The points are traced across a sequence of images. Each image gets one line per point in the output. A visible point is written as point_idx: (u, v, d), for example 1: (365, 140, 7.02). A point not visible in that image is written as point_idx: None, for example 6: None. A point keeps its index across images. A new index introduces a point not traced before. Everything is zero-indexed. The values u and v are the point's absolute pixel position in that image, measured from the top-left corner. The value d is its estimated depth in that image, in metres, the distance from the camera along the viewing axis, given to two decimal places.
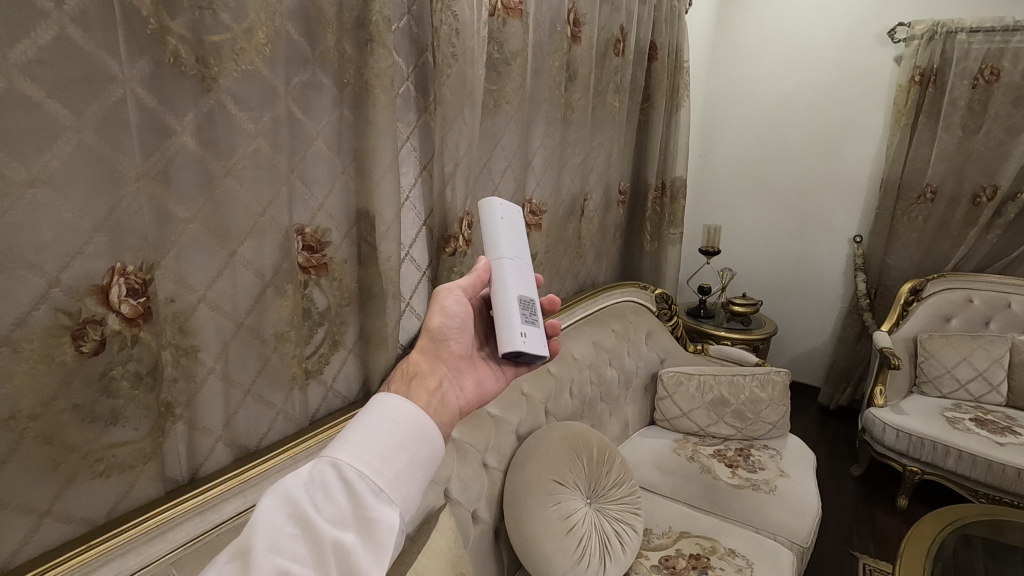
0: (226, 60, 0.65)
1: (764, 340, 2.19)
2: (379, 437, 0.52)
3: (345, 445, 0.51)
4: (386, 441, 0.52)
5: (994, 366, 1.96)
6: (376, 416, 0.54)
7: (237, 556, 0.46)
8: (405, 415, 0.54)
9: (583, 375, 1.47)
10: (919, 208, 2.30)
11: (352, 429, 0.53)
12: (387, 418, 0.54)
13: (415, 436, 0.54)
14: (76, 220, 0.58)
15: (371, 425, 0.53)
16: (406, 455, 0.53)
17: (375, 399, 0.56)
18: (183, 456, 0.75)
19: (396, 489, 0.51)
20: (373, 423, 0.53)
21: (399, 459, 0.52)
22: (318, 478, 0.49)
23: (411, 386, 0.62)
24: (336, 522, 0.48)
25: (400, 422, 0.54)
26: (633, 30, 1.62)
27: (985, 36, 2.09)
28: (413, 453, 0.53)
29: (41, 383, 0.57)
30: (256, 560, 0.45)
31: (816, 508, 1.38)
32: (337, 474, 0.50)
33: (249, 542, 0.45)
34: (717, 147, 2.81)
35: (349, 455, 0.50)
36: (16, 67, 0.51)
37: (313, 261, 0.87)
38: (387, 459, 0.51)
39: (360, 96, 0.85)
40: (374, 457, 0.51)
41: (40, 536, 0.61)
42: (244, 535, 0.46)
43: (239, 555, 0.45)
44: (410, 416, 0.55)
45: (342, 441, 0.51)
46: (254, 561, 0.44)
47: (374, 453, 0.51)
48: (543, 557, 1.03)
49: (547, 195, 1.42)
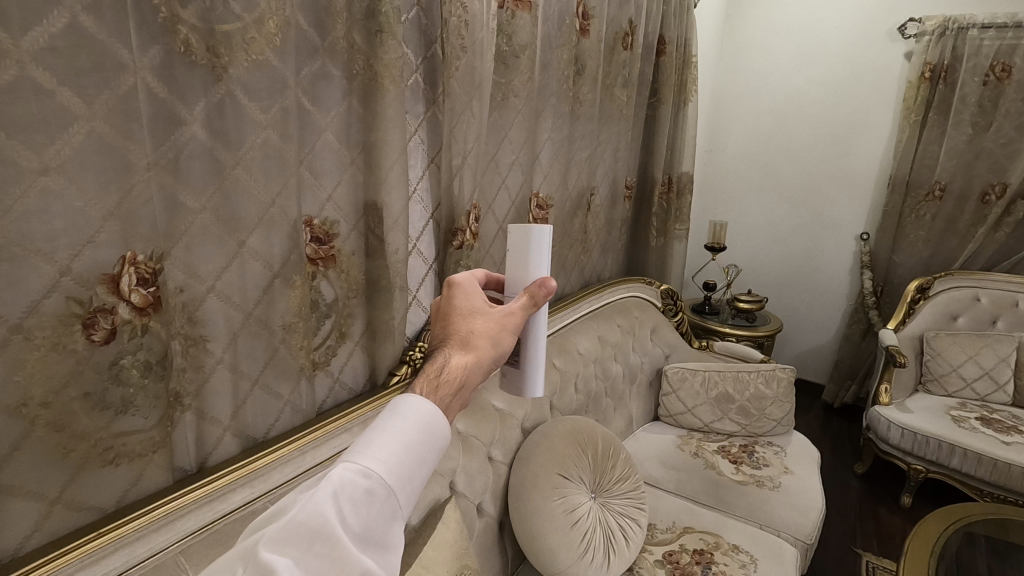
0: (236, 49, 0.64)
1: (769, 337, 2.18)
2: (408, 448, 0.52)
3: (375, 454, 0.50)
4: (413, 453, 0.53)
5: (1001, 365, 1.95)
6: (403, 425, 0.53)
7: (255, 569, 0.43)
8: (433, 429, 0.55)
9: (588, 370, 1.47)
10: (928, 205, 2.28)
11: (379, 436, 0.52)
12: (415, 430, 0.54)
13: (434, 451, 0.55)
14: (86, 208, 0.57)
15: (398, 433, 0.53)
16: (424, 469, 0.54)
17: (403, 403, 0.55)
18: (191, 446, 0.75)
19: (411, 503, 0.52)
20: (402, 432, 0.53)
21: (418, 474, 0.53)
22: (348, 488, 0.48)
23: (453, 399, 0.62)
24: (359, 537, 0.48)
25: (428, 434, 0.55)
26: (641, 23, 1.61)
27: (997, 33, 2.06)
28: (429, 466, 0.55)
29: (52, 370, 0.57)
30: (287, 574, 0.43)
31: (820, 505, 1.37)
32: (367, 485, 0.49)
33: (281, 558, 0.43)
34: (724, 143, 2.79)
35: (380, 467, 0.50)
36: (28, 54, 0.51)
37: (322, 252, 0.87)
38: (410, 474, 0.52)
39: (369, 86, 0.84)
40: (399, 472, 0.51)
41: (51, 522, 0.61)
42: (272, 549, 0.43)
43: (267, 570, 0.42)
44: (435, 430, 0.56)
45: (368, 448, 0.51)
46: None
47: (400, 465, 0.51)
48: (548, 551, 1.04)
49: (553, 188, 1.41)
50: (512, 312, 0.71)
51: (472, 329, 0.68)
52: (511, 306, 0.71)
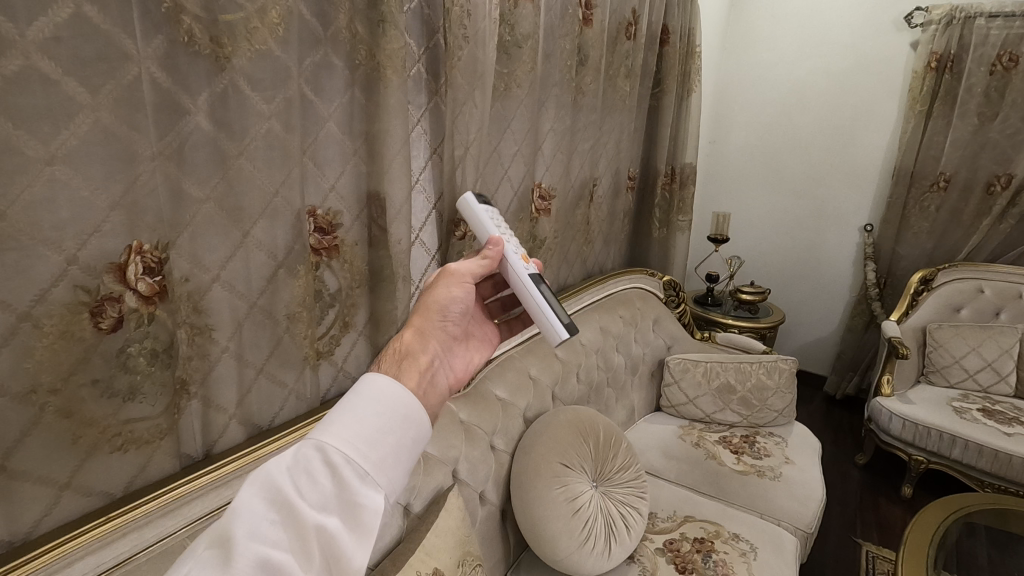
0: (240, 39, 0.65)
1: (771, 329, 2.18)
2: (367, 419, 0.50)
3: (331, 427, 0.49)
4: (375, 423, 0.50)
5: (1004, 357, 1.96)
6: (362, 398, 0.52)
7: (214, 542, 0.44)
8: (394, 396, 0.53)
9: (589, 361, 1.48)
10: (932, 196, 2.27)
11: (338, 411, 0.51)
12: (373, 400, 0.52)
13: (403, 419, 0.52)
14: (93, 198, 0.58)
15: (357, 406, 0.51)
16: (392, 437, 0.51)
17: (363, 379, 0.54)
18: (197, 432, 0.76)
19: (382, 471, 0.49)
20: (359, 405, 0.51)
21: (385, 442, 0.50)
22: (302, 462, 0.47)
23: (401, 365, 0.58)
24: (320, 507, 0.47)
25: (389, 403, 0.52)
26: (645, 12, 1.60)
27: (1005, 22, 2.04)
28: (399, 433, 0.52)
29: (61, 358, 0.58)
30: (236, 547, 0.43)
31: (820, 494, 1.38)
32: (323, 458, 0.48)
33: (227, 530, 0.44)
34: (727, 134, 2.78)
35: (335, 439, 0.48)
36: (34, 44, 0.51)
37: (325, 242, 0.87)
38: (373, 442, 0.50)
39: (371, 77, 0.84)
40: (360, 441, 0.49)
41: (61, 506, 0.63)
42: (222, 522, 0.44)
43: (218, 541, 0.43)
44: (397, 398, 0.53)
45: (326, 424, 0.50)
46: (234, 548, 0.43)
47: (361, 435, 0.49)
48: (550, 539, 1.05)
49: (556, 179, 1.41)
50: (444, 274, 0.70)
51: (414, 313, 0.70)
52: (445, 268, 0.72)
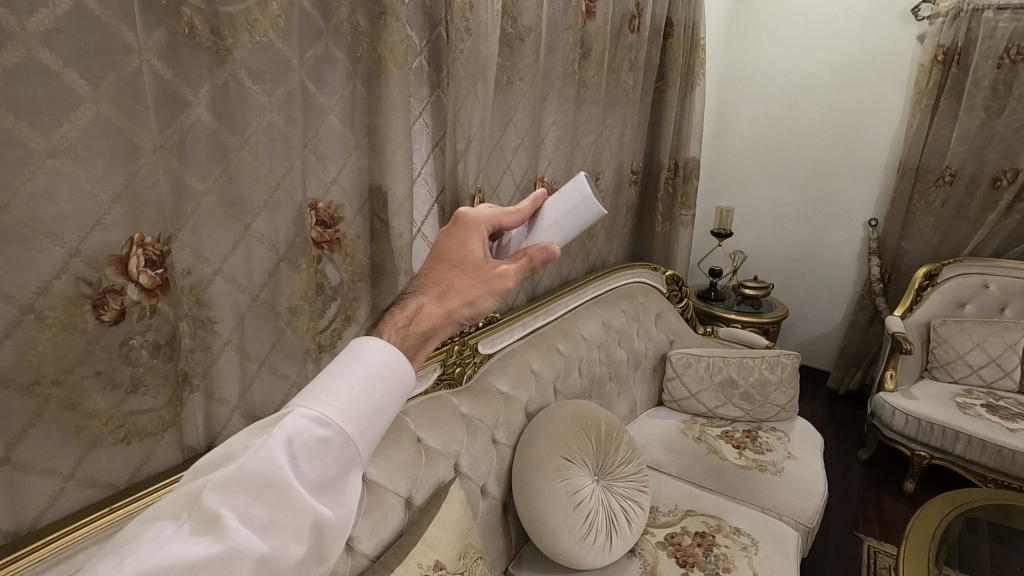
0: (241, 31, 0.64)
1: (775, 324, 2.18)
2: (371, 397, 0.48)
3: (333, 400, 0.46)
4: (376, 399, 0.48)
5: (1009, 352, 1.94)
6: (368, 371, 0.49)
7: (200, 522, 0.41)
8: (399, 375, 0.51)
9: (592, 355, 1.48)
10: (938, 191, 2.25)
11: (341, 383, 0.47)
12: (380, 376, 0.49)
13: (401, 399, 0.51)
14: (94, 190, 0.58)
15: (362, 381, 0.48)
16: (387, 415, 0.49)
17: (369, 348, 0.50)
18: (200, 425, 0.76)
19: (372, 451, 0.49)
20: (366, 380, 0.48)
21: (382, 422, 0.49)
22: (301, 439, 0.44)
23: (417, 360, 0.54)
24: (314, 488, 0.45)
25: (393, 380, 0.50)
26: (648, 4, 1.59)
27: (1013, 14, 2.02)
28: (394, 412, 0.50)
29: (64, 350, 0.59)
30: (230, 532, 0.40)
31: (821, 489, 1.38)
32: (324, 435, 0.45)
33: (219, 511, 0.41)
34: (731, 129, 2.77)
35: (338, 415, 0.46)
36: (34, 36, 0.51)
37: (327, 235, 0.87)
38: (371, 422, 0.48)
39: (373, 69, 0.84)
40: (361, 420, 0.47)
41: (66, 497, 0.63)
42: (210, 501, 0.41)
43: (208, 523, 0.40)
44: (402, 378, 0.51)
45: (324, 393, 0.46)
46: (227, 533, 0.40)
47: (362, 414, 0.47)
48: (551, 531, 1.05)
49: (558, 172, 1.41)
50: (504, 272, 0.62)
51: (450, 278, 0.59)
52: (503, 265, 0.62)
